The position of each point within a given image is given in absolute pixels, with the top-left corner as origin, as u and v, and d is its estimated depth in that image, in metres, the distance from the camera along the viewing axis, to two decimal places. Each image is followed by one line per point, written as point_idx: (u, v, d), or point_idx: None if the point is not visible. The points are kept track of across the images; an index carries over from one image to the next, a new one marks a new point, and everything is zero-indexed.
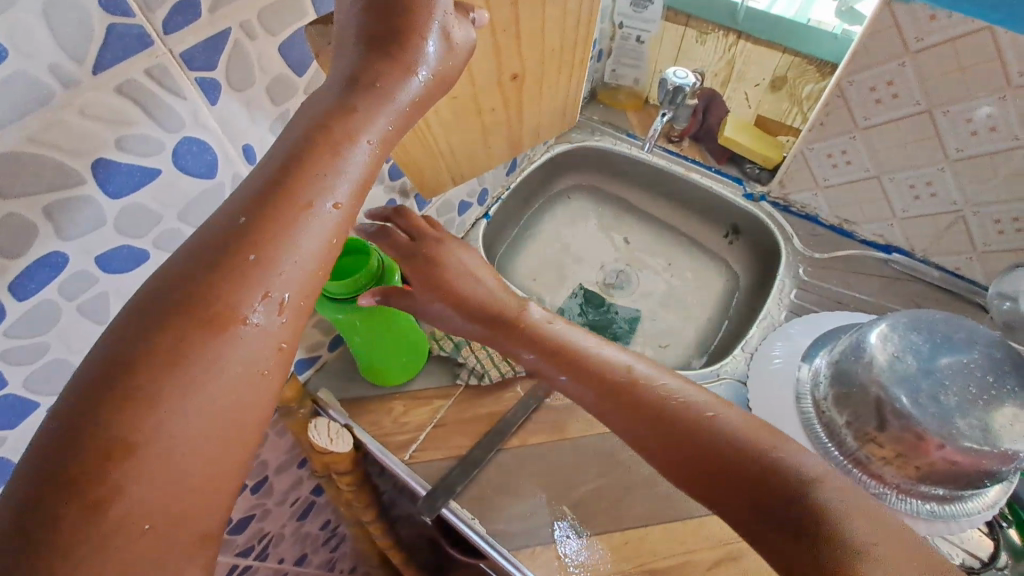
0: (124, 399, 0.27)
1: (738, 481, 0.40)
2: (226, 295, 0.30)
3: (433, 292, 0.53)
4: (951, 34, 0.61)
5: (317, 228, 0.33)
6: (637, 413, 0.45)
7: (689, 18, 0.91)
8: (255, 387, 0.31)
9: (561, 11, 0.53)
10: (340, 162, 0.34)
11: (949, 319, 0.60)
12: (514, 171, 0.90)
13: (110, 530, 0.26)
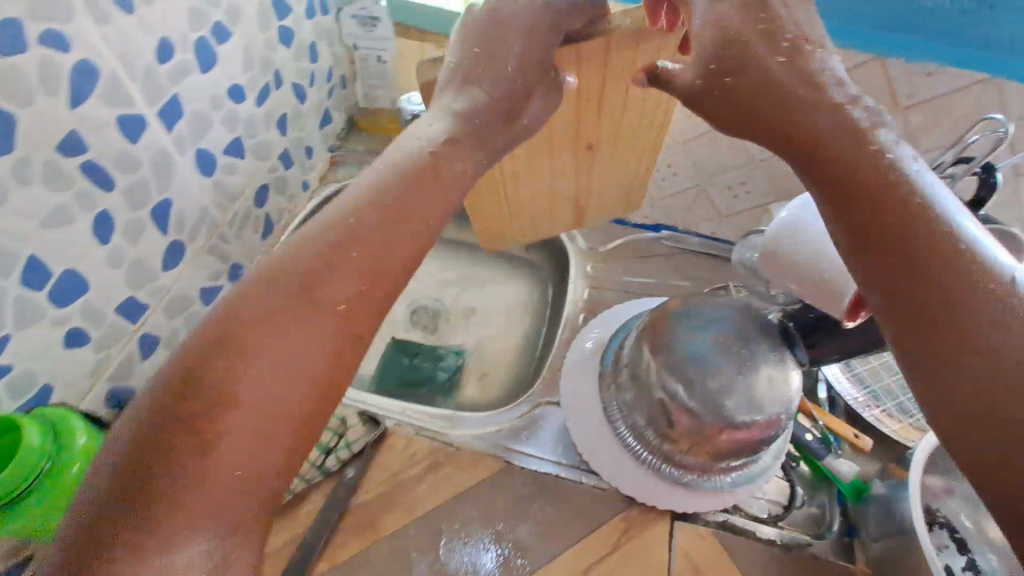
0: (230, 356, 0.33)
1: (966, 305, 0.31)
2: (324, 287, 0.36)
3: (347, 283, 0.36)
4: None
5: (414, 234, 0.39)
6: (894, 217, 0.33)
7: (422, 34, 0.82)
8: (321, 369, 0.35)
9: (653, 103, 0.53)
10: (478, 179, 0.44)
11: (708, 301, 0.62)
12: (274, 232, 0.80)
13: (172, 490, 0.30)
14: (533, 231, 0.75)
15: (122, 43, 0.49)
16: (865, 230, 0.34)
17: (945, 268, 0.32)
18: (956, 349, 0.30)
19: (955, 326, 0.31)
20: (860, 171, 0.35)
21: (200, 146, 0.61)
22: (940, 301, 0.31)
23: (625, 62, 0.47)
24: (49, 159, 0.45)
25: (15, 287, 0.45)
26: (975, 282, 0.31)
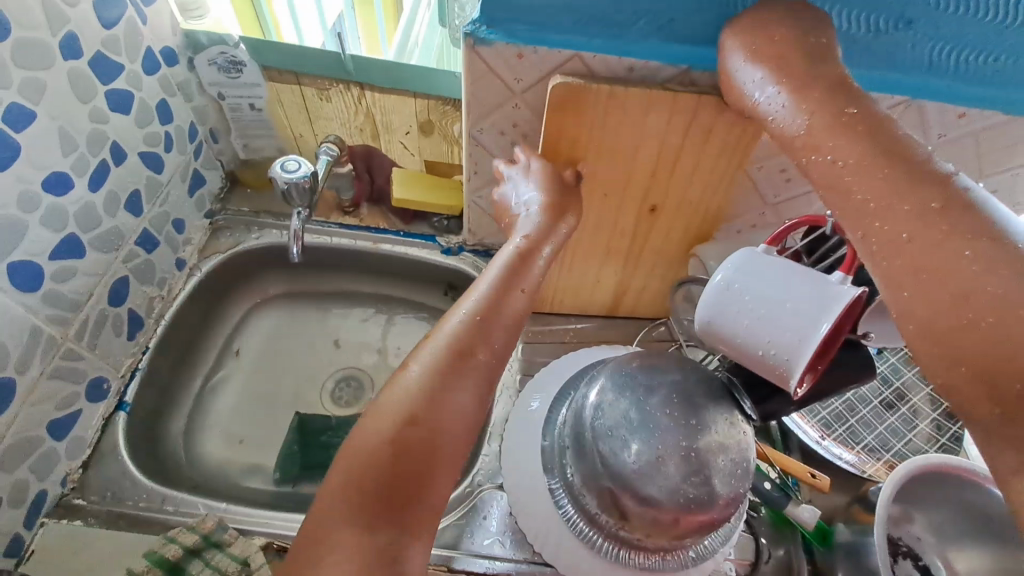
0: (415, 396, 0.38)
1: (931, 253, 0.33)
2: (487, 334, 0.42)
3: (452, 372, 0.39)
4: (544, 69, 0.54)
5: (532, 276, 0.48)
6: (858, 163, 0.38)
7: (299, 77, 0.71)
8: (475, 407, 0.39)
9: (714, 169, 0.57)
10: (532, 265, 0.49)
11: (645, 362, 0.55)
12: (147, 325, 0.67)
13: (379, 512, 0.34)
14: (577, 298, 0.72)
15: None
16: (834, 192, 0.39)
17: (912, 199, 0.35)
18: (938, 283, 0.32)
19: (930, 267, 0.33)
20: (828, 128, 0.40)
21: (14, 258, 0.49)
22: (911, 240, 0.34)
23: (726, 124, 0.53)
24: None
25: None
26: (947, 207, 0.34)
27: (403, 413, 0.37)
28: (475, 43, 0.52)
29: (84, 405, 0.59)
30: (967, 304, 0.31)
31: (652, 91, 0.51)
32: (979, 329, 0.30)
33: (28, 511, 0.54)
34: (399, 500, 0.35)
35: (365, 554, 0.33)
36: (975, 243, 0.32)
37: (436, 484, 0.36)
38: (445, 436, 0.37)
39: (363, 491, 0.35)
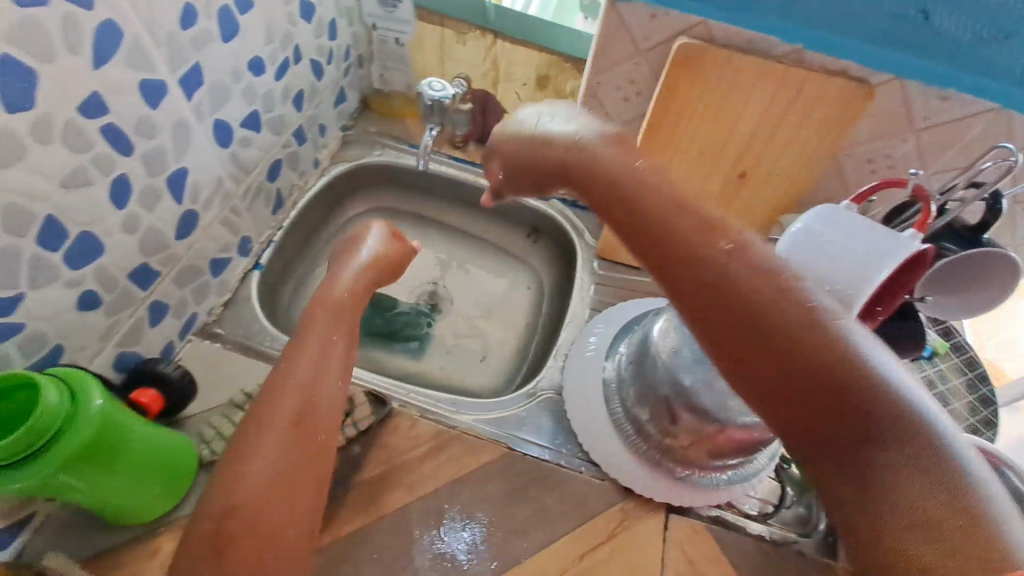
0: (248, 439, 0.41)
1: (847, 451, 0.32)
2: (275, 402, 0.43)
3: (269, 427, 0.41)
4: (672, 31, 0.61)
5: (315, 354, 0.46)
6: (686, 227, 0.38)
7: (444, 19, 0.82)
8: (287, 460, 0.41)
9: (809, 143, 0.63)
10: (302, 356, 0.46)
11: None
12: (284, 208, 0.79)
13: (236, 552, 0.37)
14: None
15: (150, 5, 0.47)
16: (732, 337, 0.35)
17: (697, 270, 0.37)
18: (778, 356, 0.34)
19: (786, 355, 0.34)
20: (622, 184, 0.42)
21: (218, 117, 0.60)
22: (851, 429, 0.32)
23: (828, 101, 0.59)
24: (70, 118, 0.43)
25: (30, 248, 0.43)
26: (735, 279, 0.36)
27: (256, 438, 0.41)
28: (616, 1, 0.60)
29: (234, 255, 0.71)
30: (869, 499, 0.30)
31: (764, 65, 0.58)
32: (879, 520, 0.29)
33: (182, 327, 0.65)
34: (276, 440, 0.41)
35: (257, 480, 0.39)
36: (893, 447, 0.30)
37: (272, 455, 0.40)
38: (294, 394, 0.43)
39: (216, 531, 0.37)
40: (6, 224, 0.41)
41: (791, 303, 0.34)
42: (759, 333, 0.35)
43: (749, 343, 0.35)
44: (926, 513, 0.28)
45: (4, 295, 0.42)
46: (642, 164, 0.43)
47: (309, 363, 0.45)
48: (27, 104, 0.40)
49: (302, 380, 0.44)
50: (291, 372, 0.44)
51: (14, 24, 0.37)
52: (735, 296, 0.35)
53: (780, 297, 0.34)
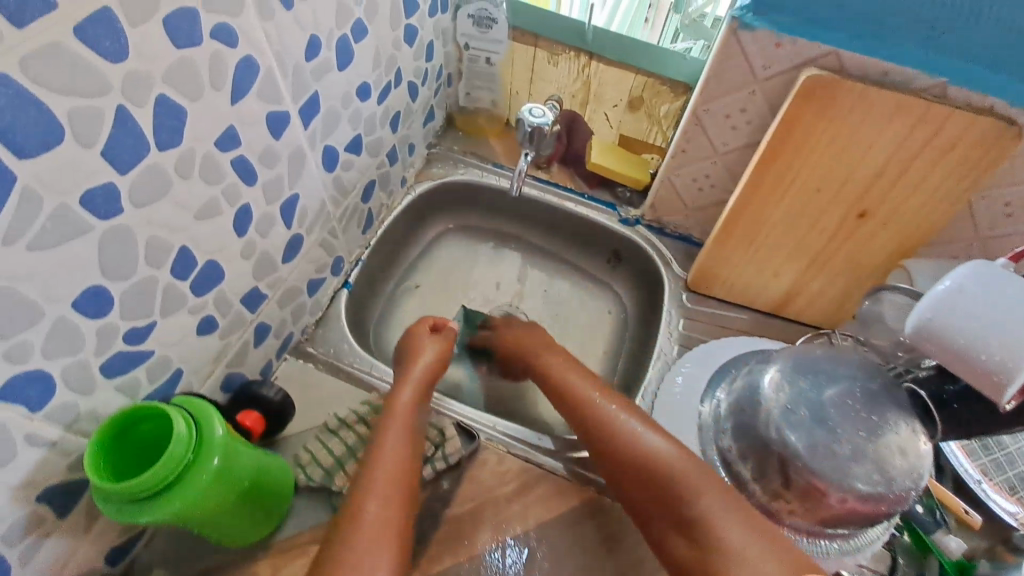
0: (342, 524, 0.46)
1: None
2: (372, 474, 0.49)
3: (374, 493, 0.48)
4: (797, 61, 0.57)
5: (394, 433, 0.54)
6: (618, 421, 0.57)
7: (538, 39, 0.80)
8: (384, 519, 0.46)
9: (944, 184, 0.58)
10: (388, 435, 0.53)
11: (829, 354, 0.59)
12: (372, 227, 0.80)
13: None
14: (749, 288, 0.75)
15: (283, 39, 0.48)
16: (654, 525, 0.52)
17: (627, 464, 0.54)
18: (654, 495, 0.52)
19: (683, 522, 0.49)
20: (576, 394, 0.62)
21: (327, 143, 0.61)
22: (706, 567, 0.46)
23: (973, 140, 0.54)
24: (209, 151, 0.44)
25: (166, 277, 0.45)
26: (652, 460, 0.53)
27: (351, 510, 0.47)
28: (738, 28, 0.56)
29: (327, 274, 0.71)
30: None
31: (905, 99, 0.53)
32: None
33: (279, 346, 0.66)
34: (387, 493, 0.48)
35: (370, 525, 0.45)
36: None
37: (385, 504, 0.47)
38: (391, 453, 0.51)
39: None
40: (150, 255, 0.42)
41: (688, 471, 0.51)
42: (658, 497, 0.52)
43: (648, 498, 0.52)
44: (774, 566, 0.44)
45: (141, 322, 0.44)
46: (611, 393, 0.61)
47: (398, 438, 0.53)
48: (177, 140, 0.41)
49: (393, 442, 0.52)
50: (390, 437, 0.53)
51: (173, 62, 0.38)
52: (682, 510, 0.50)
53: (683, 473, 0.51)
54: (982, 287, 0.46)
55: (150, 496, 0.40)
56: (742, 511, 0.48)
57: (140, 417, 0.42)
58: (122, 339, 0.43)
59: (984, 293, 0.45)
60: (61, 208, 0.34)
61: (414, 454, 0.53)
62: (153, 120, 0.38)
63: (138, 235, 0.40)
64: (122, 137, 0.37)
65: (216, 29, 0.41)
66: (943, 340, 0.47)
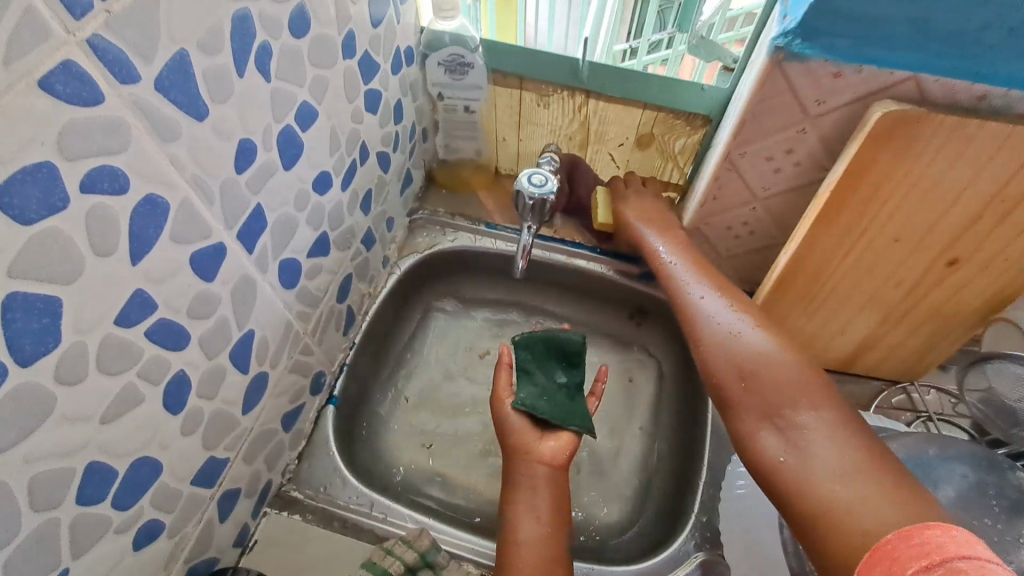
0: None
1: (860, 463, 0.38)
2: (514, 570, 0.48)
3: None
4: (861, 92, 0.46)
5: (526, 515, 0.52)
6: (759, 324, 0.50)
7: (523, 81, 0.69)
8: None
9: None
10: (517, 519, 0.52)
11: (943, 453, 0.48)
12: (355, 322, 0.68)
13: None
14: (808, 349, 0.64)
15: (201, 158, 0.36)
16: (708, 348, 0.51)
17: (729, 362, 0.48)
18: (756, 395, 0.45)
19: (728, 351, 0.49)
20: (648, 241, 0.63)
21: (285, 256, 0.49)
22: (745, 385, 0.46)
23: None
24: (108, 336, 0.32)
25: (71, 512, 0.33)
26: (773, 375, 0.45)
27: None
28: (784, 59, 0.45)
29: (306, 396, 0.60)
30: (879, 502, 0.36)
31: (1012, 129, 0.42)
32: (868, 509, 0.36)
33: (256, 502, 0.54)
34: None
35: None
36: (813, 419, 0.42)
37: None
38: (527, 547, 0.50)
39: None
40: (39, 498, 0.30)
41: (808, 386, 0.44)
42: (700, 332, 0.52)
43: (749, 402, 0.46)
44: (859, 491, 0.37)
45: None
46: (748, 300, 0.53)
47: (532, 531, 0.51)
48: (53, 342, 0.29)
49: (529, 535, 0.51)
50: (526, 519, 0.52)
51: (24, 246, 0.26)
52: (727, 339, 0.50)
53: (800, 389, 0.44)
54: None
55: None
56: (840, 424, 0.42)
57: None
58: None
59: None
60: None
61: (554, 528, 0.51)
62: (4, 336, 0.26)
63: (16, 483, 0.28)
64: None
65: (89, 178, 0.29)
66: None
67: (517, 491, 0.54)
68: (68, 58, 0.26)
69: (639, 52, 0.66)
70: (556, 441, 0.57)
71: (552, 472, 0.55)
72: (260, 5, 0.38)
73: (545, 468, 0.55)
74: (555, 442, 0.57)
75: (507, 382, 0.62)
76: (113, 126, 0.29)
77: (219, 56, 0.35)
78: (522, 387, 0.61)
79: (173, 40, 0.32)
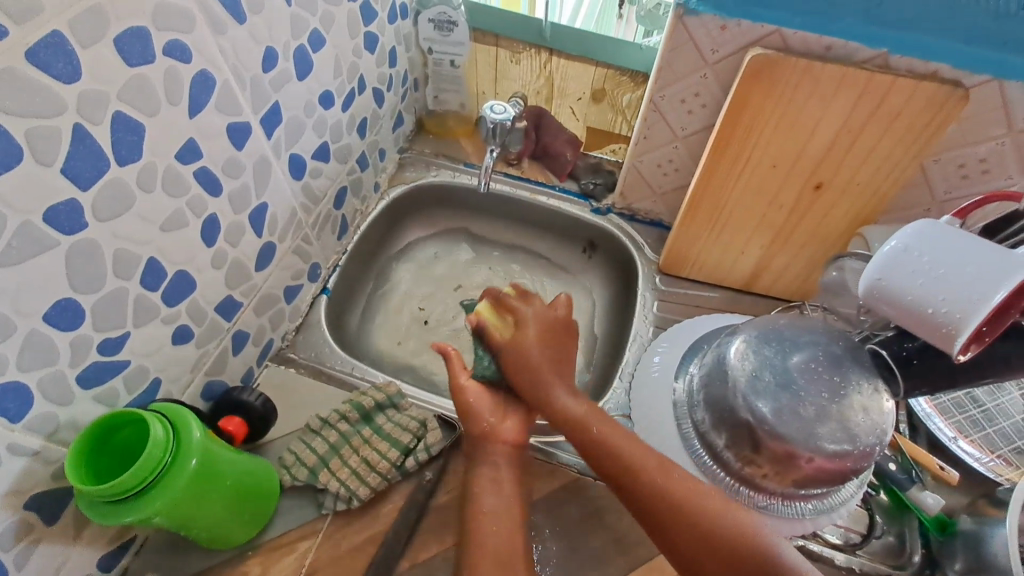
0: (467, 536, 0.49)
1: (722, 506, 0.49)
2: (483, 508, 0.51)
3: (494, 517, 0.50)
4: (743, 43, 0.59)
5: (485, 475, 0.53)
6: (618, 436, 0.53)
7: (499, 39, 0.83)
8: (497, 534, 0.49)
9: (890, 156, 0.60)
10: (475, 478, 0.54)
11: (792, 322, 0.60)
12: (348, 232, 0.82)
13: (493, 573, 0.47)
14: (718, 269, 0.77)
15: (238, 53, 0.50)
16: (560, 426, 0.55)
17: (607, 457, 0.52)
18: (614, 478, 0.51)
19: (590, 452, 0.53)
20: (514, 347, 0.59)
21: (293, 152, 0.63)
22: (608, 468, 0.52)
23: (915, 108, 0.56)
24: (170, 165, 0.46)
25: (136, 288, 0.46)
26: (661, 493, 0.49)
27: (476, 519, 0.50)
28: (684, 14, 0.59)
29: (305, 281, 0.73)
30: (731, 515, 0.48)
31: (847, 71, 0.55)
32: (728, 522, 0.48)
33: (260, 354, 0.68)
34: (496, 532, 0.49)
35: (494, 547, 0.48)
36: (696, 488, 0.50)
37: (501, 524, 0.49)
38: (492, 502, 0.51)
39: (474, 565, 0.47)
40: (118, 268, 0.44)
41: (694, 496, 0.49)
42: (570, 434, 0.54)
43: (659, 513, 0.49)
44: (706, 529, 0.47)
45: (114, 334, 0.46)
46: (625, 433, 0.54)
47: (490, 482, 0.53)
48: (138, 155, 0.42)
49: (494, 505, 0.51)
50: (488, 480, 0.53)
51: (128, 80, 0.40)
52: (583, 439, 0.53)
53: (698, 501, 0.48)
54: (894, 239, 0.48)
55: (135, 496, 0.43)
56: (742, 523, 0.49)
57: (127, 433, 0.45)
58: (96, 350, 0.44)
59: (892, 247, 0.48)
60: (27, 224, 0.36)
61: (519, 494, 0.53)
62: (111, 138, 0.40)
63: (106, 248, 0.42)
64: (81, 155, 0.38)
65: (168, 46, 0.42)
66: (887, 300, 0.48)
67: (479, 464, 0.54)
68: None
69: None
70: (512, 421, 0.58)
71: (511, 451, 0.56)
72: None
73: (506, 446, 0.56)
74: (514, 421, 0.57)
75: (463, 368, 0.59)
76: (184, 12, 0.43)
77: None
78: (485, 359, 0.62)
79: None
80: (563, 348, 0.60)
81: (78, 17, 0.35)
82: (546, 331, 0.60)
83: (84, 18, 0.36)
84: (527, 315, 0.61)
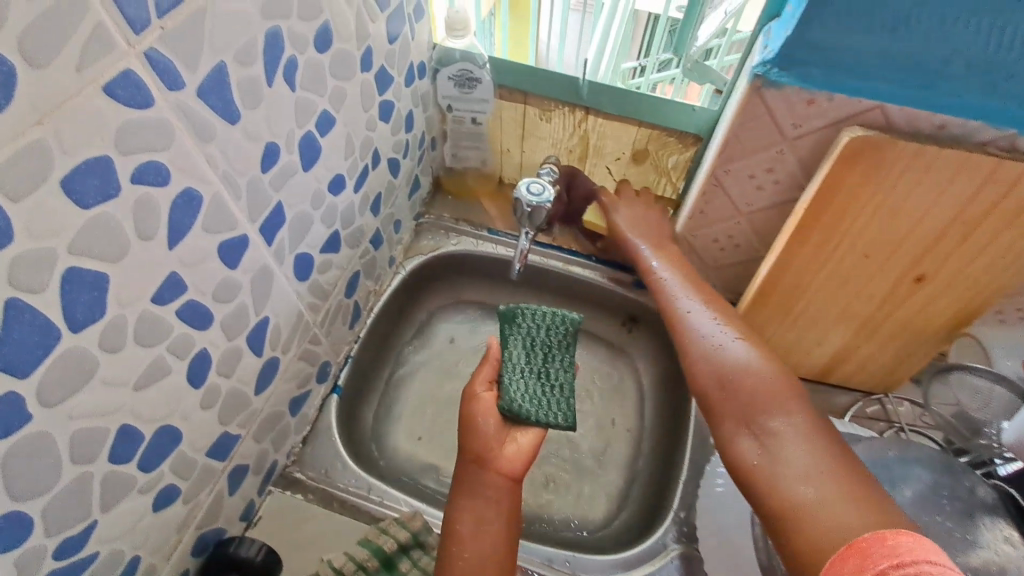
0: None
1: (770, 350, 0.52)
2: (457, 549, 0.47)
3: (471, 553, 0.47)
4: (832, 117, 0.50)
5: (471, 502, 0.49)
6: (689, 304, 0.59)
7: (528, 97, 0.73)
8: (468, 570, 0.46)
9: (1013, 250, 0.50)
10: (464, 502, 0.50)
11: (903, 454, 0.51)
12: (361, 317, 0.72)
13: None
14: (788, 360, 0.67)
15: (231, 157, 0.40)
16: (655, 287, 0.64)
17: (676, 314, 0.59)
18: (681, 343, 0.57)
19: (666, 308, 0.61)
20: (616, 236, 0.71)
21: (299, 250, 0.53)
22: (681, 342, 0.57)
23: None
24: (145, 311, 0.36)
25: (103, 468, 0.36)
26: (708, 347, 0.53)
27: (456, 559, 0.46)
28: (762, 86, 0.50)
29: (313, 385, 0.63)
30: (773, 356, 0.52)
31: (968, 157, 0.46)
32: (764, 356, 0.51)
33: (262, 480, 0.58)
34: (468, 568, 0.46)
35: None
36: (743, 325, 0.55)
37: (481, 539, 0.47)
38: (465, 531, 0.48)
39: None
40: (79, 452, 0.34)
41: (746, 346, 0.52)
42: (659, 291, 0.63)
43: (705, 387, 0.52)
44: (749, 365, 0.50)
45: (77, 529, 0.36)
46: (717, 307, 0.58)
47: (475, 508, 0.49)
48: (100, 313, 0.33)
49: (475, 547, 0.47)
50: (467, 510, 0.49)
51: (83, 226, 0.30)
52: (671, 305, 0.61)
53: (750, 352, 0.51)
54: None
55: None
56: (810, 427, 0.45)
57: None
58: (53, 557, 0.35)
59: None
60: None
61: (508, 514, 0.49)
62: (61, 305, 0.30)
63: (59, 436, 0.32)
64: (20, 334, 0.29)
65: (139, 171, 0.33)
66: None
67: (464, 495, 0.50)
68: (128, 67, 0.30)
69: (648, 70, 0.74)
70: (516, 447, 0.53)
71: (509, 486, 0.51)
72: (290, 23, 0.43)
73: (502, 479, 0.51)
74: (516, 448, 0.53)
75: (486, 377, 0.56)
76: (160, 126, 0.34)
77: (253, 67, 0.40)
78: (510, 389, 0.54)
79: (214, 53, 0.36)
80: (654, 228, 0.69)
81: (6, 163, 0.26)
82: (637, 218, 0.70)
83: (16, 165, 0.26)
84: (620, 206, 0.72)
